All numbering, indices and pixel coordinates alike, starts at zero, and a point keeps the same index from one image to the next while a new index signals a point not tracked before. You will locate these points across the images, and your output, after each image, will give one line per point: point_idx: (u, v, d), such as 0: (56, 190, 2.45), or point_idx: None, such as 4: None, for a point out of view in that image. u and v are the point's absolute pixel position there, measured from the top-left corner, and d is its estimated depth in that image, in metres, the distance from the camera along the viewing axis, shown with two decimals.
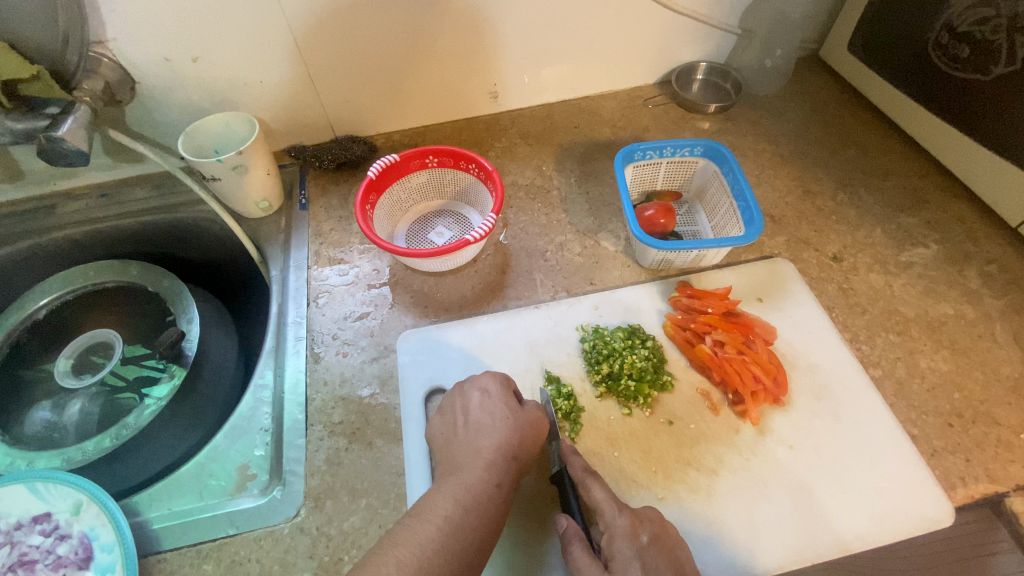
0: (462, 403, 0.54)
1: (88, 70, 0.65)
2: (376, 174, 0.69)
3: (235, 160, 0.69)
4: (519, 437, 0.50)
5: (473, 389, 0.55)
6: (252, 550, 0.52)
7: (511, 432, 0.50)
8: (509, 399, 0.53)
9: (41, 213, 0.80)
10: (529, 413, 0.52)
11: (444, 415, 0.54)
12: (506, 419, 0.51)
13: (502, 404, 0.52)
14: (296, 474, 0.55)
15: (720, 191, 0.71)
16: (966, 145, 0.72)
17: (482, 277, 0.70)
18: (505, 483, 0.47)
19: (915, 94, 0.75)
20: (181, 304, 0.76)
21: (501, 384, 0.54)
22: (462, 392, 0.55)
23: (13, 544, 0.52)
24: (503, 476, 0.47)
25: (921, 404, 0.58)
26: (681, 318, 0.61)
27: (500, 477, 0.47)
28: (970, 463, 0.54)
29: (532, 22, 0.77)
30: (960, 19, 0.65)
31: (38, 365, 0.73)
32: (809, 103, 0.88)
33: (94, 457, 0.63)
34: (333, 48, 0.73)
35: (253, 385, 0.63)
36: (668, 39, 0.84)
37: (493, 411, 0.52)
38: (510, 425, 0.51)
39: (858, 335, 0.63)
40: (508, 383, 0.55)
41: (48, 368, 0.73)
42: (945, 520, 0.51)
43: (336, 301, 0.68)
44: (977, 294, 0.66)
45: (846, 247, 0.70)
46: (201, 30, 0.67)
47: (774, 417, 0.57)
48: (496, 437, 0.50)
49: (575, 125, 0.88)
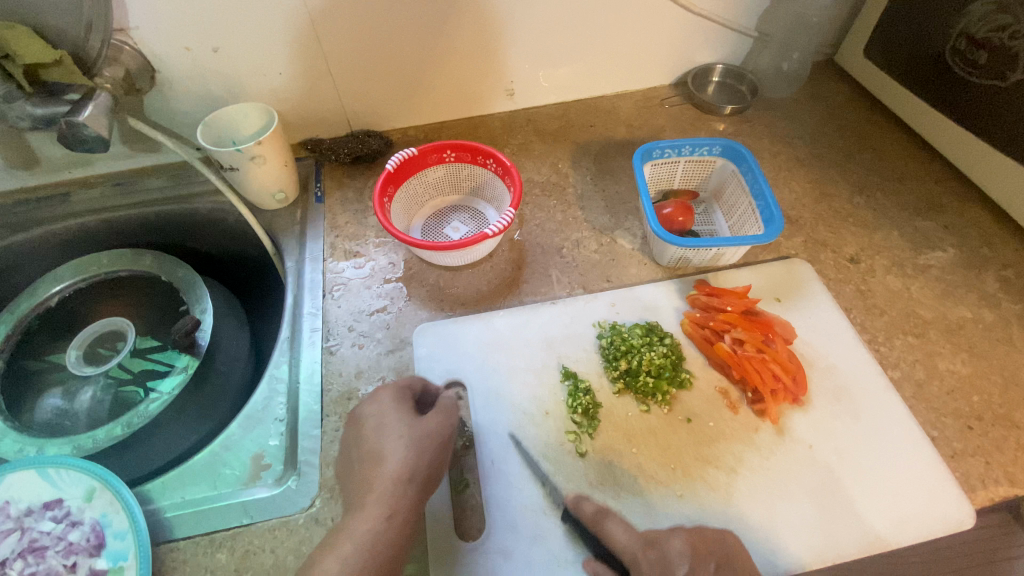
0: (356, 418, 0.51)
1: (109, 58, 0.65)
2: (395, 167, 0.68)
3: (253, 150, 0.68)
4: (419, 448, 0.48)
5: (365, 407, 0.51)
6: (266, 540, 0.51)
7: (408, 445, 0.48)
8: (404, 411, 0.50)
9: (55, 200, 0.80)
10: (432, 423, 0.50)
11: (356, 427, 0.51)
12: (398, 437, 0.48)
13: (398, 418, 0.50)
14: (311, 465, 0.55)
15: (738, 192, 0.71)
16: (983, 150, 0.72)
17: (498, 273, 0.70)
18: (398, 514, 0.45)
19: (932, 99, 0.75)
20: (195, 294, 0.75)
21: (396, 394, 0.52)
22: (379, 399, 0.51)
23: (22, 530, 0.50)
24: (396, 505, 0.45)
25: (940, 406, 0.58)
26: (700, 316, 0.61)
27: (390, 508, 0.45)
28: (989, 466, 0.54)
29: (550, 20, 0.77)
30: (978, 26, 0.65)
31: (44, 356, 0.73)
32: (825, 107, 0.88)
33: (106, 445, 0.62)
34: (352, 41, 0.73)
35: (269, 375, 0.62)
36: (684, 40, 0.84)
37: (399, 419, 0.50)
38: (405, 445, 0.48)
39: (876, 336, 0.63)
40: (401, 404, 0.51)
41: (57, 358, 0.73)
42: (966, 522, 0.51)
43: (352, 294, 0.68)
44: (995, 298, 0.66)
45: (863, 249, 0.70)
46: (222, 22, 0.67)
47: (792, 416, 0.56)
48: (396, 458, 0.47)
49: (591, 124, 0.88)
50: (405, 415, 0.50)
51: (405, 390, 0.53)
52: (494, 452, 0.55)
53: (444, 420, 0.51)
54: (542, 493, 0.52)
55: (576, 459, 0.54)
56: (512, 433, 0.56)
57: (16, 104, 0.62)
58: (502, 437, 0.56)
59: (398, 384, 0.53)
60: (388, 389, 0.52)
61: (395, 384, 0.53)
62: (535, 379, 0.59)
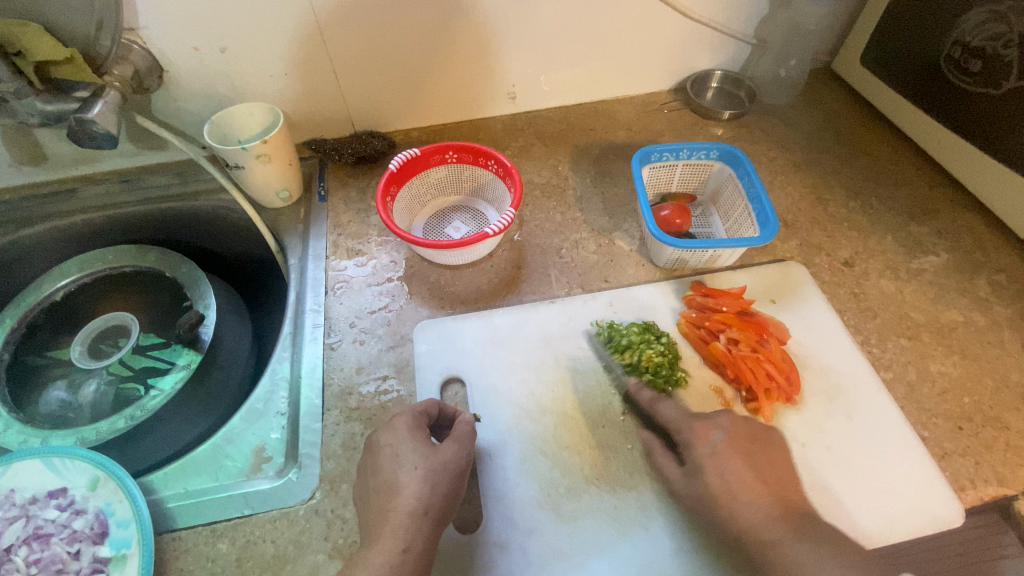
0: (372, 444, 0.50)
1: (119, 57, 0.66)
2: (398, 166, 0.70)
3: (259, 148, 0.70)
4: (434, 478, 0.47)
5: (383, 433, 0.50)
6: (267, 530, 0.52)
7: (422, 478, 0.47)
8: (421, 441, 0.49)
9: (62, 196, 0.81)
10: (448, 454, 0.49)
11: (371, 453, 0.50)
12: (414, 469, 0.47)
13: (413, 448, 0.48)
14: (312, 458, 0.56)
15: (734, 195, 0.72)
16: (977, 157, 0.73)
17: (498, 272, 0.71)
18: (414, 547, 0.44)
19: (926, 106, 0.77)
20: (198, 290, 0.76)
21: (412, 420, 0.51)
22: (394, 426, 0.50)
23: (27, 517, 0.51)
24: (411, 538, 0.44)
25: (932, 407, 0.59)
26: (696, 316, 0.62)
27: (406, 542, 0.44)
28: (979, 466, 0.55)
29: (552, 24, 0.78)
30: (972, 35, 0.67)
31: (47, 352, 0.73)
32: (822, 114, 0.89)
33: (110, 438, 0.63)
34: (357, 43, 0.74)
35: (271, 369, 0.63)
36: (683, 46, 0.86)
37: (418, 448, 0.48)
38: (421, 479, 0.47)
39: (869, 338, 0.64)
40: (418, 431, 0.50)
41: (60, 354, 0.74)
42: (955, 520, 0.52)
43: (353, 291, 0.69)
44: (986, 302, 0.67)
45: (858, 253, 0.71)
46: (230, 22, 0.69)
47: (786, 415, 0.57)
48: (411, 492, 0.46)
49: (591, 128, 0.89)
50: (422, 446, 0.49)
51: (422, 416, 0.52)
52: (492, 447, 0.56)
53: (459, 451, 0.49)
54: (539, 488, 0.53)
55: (573, 455, 0.55)
56: (510, 428, 0.57)
57: (25, 99, 0.62)
58: (500, 433, 0.56)
59: (415, 409, 0.51)
60: (405, 413, 0.51)
61: (411, 410, 0.51)
62: (533, 377, 0.60)
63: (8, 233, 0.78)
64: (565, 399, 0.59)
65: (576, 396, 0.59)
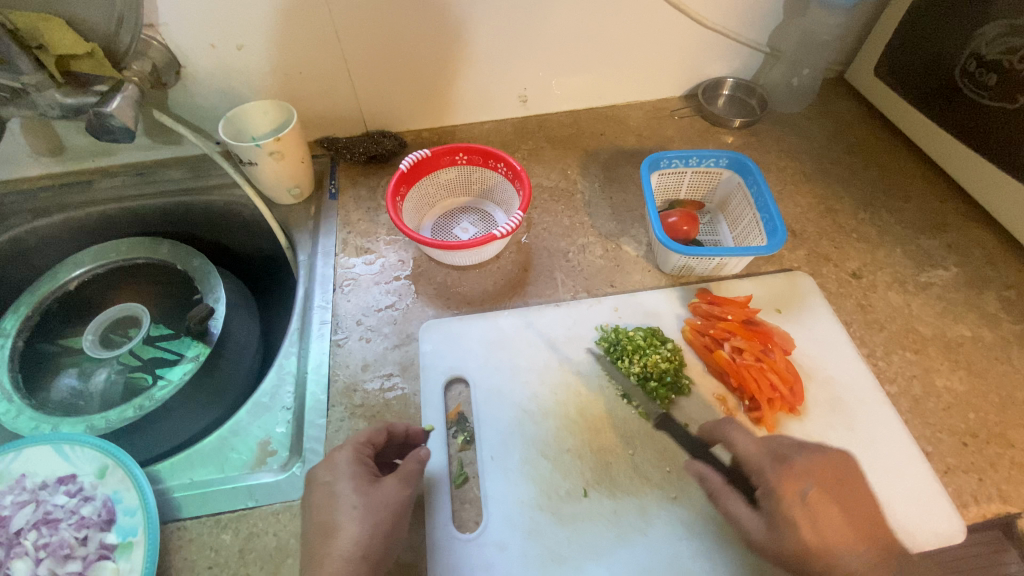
0: (309, 480, 0.49)
1: (138, 52, 0.68)
2: (408, 167, 0.70)
3: (273, 146, 0.71)
4: (374, 515, 0.46)
5: (322, 472, 0.48)
6: (270, 523, 0.53)
7: (360, 517, 0.45)
8: (361, 479, 0.48)
9: (77, 187, 0.82)
10: (387, 491, 0.48)
11: (308, 491, 0.48)
12: (352, 509, 0.46)
13: (352, 487, 0.47)
14: (316, 452, 0.57)
15: (743, 204, 0.72)
16: (990, 172, 0.73)
17: (504, 274, 0.71)
18: None
19: (940, 119, 0.76)
20: (208, 284, 0.77)
21: (353, 455, 0.49)
22: (334, 463, 0.49)
23: (37, 502, 0.52)
24: None
25: (936, 422, 0.58)
26: (701, 323, 0.62)
27: None
28: (982, 482, 0.55)
29: (565, 29, 0.79)
30: (988, 48, 0.66)
31: (57, 339, 0.74)
32: (833, 124, 0.89)
33: (117, 426, 0.64)
34: (371, 43, 0.75)
35: (278, 364, 0.64)
36: (696, 52, 0.86)
37: (358, 486, 0.47)
38: (360, 518, 0.45)
39: (875, 351, 0.63)
40: (361, 468, 0.49)
41: (71, 342, 0.75)
42: (956, 536, 0.52)
43: (361, 289, 0.70)
44: (995, 318, 0.66)
45: (866, 265, 0.71)
46: (248, 20, 0.69)
47: (789, 425, 0.57)
48: (350, 534, 0.44)
49: (601, 132, 0.89)
50: (362, 484, 0.47)
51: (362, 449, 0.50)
52: (493, 449, 0.56)
53: (404, 485, 0.49)
54: (539, 491, 0.53)
55: (574, 459, 0.55)
56: (512, 430, 0.57)
57: (45, 92, 0.63)
58: (502, 434, 0.57)
59: (356, 442, 0.50)
60: (347, 447, 0.50)
61: (354, 442, 0.50)
62: (537, 379, 0.61)
63: (25, 223, 0.79)
64: (568, 402, 0.59)
65: (578, 399, 0.59)
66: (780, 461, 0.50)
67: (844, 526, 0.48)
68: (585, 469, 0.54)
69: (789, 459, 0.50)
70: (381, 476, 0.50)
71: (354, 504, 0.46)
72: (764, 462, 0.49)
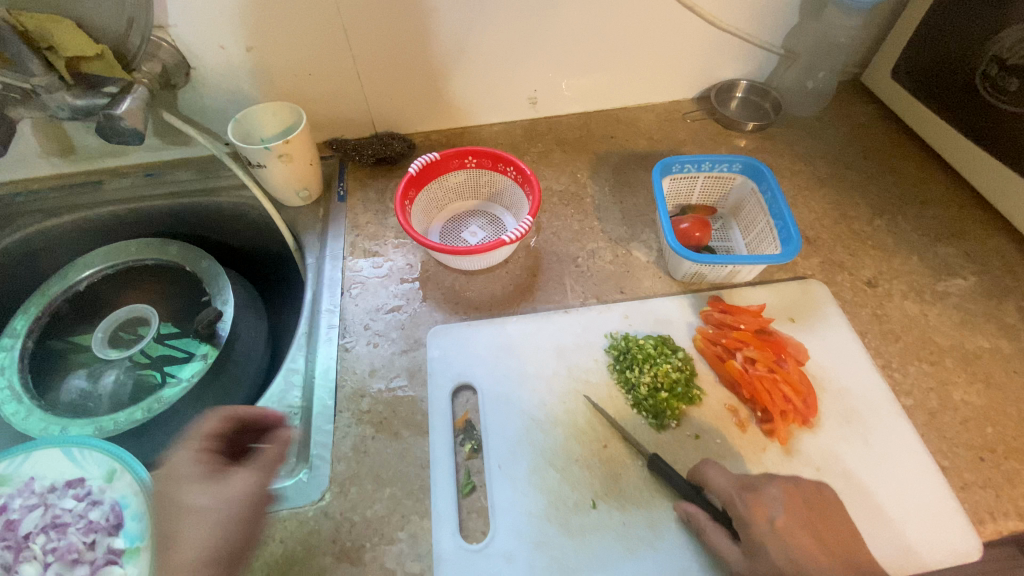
0: (160, 484, 0.46)
1: (148, 54, 0.67)
2: (417, 170, 0.70)
3: (281, 148, 0.70)
4: (230, 515, 0.44)
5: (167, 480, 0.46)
6: (277, 529, 0.52)
7: (188, 512, 0.43)
8: (186, 472, 0.45)
9: (88, 187, 0.82)
10: (234, 489, 0.45)
11: (162, 495, 0.45)
12: (195, 510, 0.43)
13: (180, 480, 0.45)
14: (323, 459, 0.56)
15: (756, 209, 0.71)
16: (1011, 179, 0.71)
17: (513, 279, 0.71)
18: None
19: (959, 124, 0.75)
20: (216, 285, 0.77)
21: (199, 452, 0.47)
22: (179, 463, 0.46)
23: (45, 506, 0.52)
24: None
25: (953, 436, 0.57)
26: (713, 332, 0.61)
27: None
28: (999, 499, 0.54)
29: (575, 30, 0.78)
30: (1010, 52, 0.65)
31: (68, 337, 0.75)
32: (849, 127, 0.88)
33: (127, 427, 0.65)
34: (381, 45, 0.75)
35: (286, 368, 0.64)
36: (708, 54, 0.85)
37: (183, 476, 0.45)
38: (203, 519, 0.43)
39: (890, 362, 0.62)
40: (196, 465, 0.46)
41: (81, 339, 0.76)
42: (973, 554, 0.51)
43: (369, 293, 0.69)
44: (1014, 329, 0.65)
45: (881, 273, 0.70)
46: (257, 21, 0.69)
47: (802, 438, 0.56)
48: (184, 536, 0.42)
49: (612, 135, 0.88)
50: (206, 479, 0.45)
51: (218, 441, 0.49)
52: (501, 458, 0.55)
53: (257, 476, 0.46)
54: (547, 501, 0.53)
55: (583, 469, 0.54)
56: (520, 439, 0.56)
57: (55, 94, 0.63)
58: (510, 443, 0.56)
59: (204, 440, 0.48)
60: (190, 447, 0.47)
61: (202, 439, 0.48)
62: (545, 387, 0.60)
63: (36, 223, 0.80)
64: (577, 411, 0.58)
65: (587, 408, 0.58)
66: (747, 489, 0.48)
67: (859, 544, 0.47)
68: (594, 481, 0.54)
69: (756, 486, 0.48)
70: (233, 467, 0.48)
71: (170, 496, 0.44)
72: (732, 492, 0.48)
